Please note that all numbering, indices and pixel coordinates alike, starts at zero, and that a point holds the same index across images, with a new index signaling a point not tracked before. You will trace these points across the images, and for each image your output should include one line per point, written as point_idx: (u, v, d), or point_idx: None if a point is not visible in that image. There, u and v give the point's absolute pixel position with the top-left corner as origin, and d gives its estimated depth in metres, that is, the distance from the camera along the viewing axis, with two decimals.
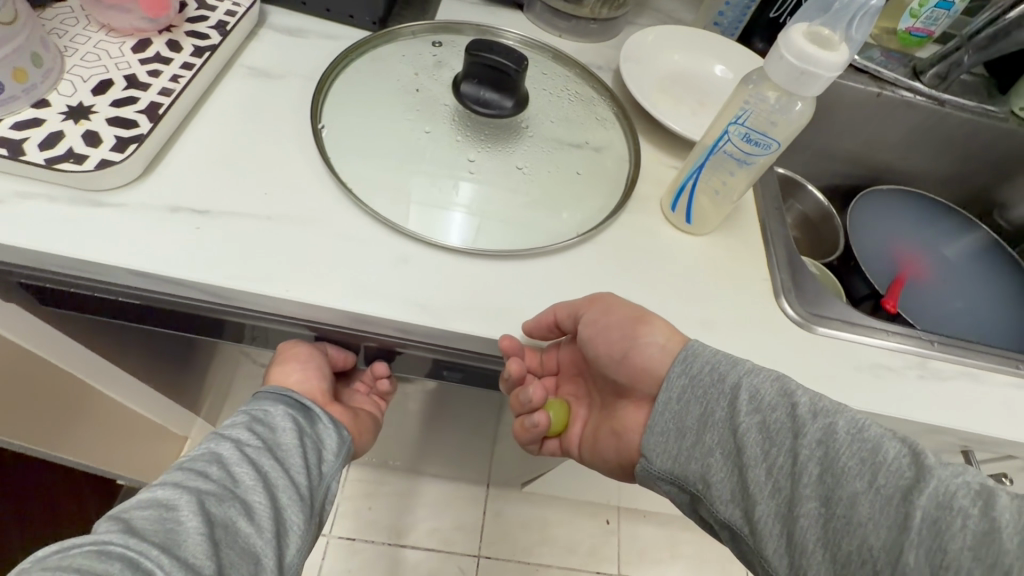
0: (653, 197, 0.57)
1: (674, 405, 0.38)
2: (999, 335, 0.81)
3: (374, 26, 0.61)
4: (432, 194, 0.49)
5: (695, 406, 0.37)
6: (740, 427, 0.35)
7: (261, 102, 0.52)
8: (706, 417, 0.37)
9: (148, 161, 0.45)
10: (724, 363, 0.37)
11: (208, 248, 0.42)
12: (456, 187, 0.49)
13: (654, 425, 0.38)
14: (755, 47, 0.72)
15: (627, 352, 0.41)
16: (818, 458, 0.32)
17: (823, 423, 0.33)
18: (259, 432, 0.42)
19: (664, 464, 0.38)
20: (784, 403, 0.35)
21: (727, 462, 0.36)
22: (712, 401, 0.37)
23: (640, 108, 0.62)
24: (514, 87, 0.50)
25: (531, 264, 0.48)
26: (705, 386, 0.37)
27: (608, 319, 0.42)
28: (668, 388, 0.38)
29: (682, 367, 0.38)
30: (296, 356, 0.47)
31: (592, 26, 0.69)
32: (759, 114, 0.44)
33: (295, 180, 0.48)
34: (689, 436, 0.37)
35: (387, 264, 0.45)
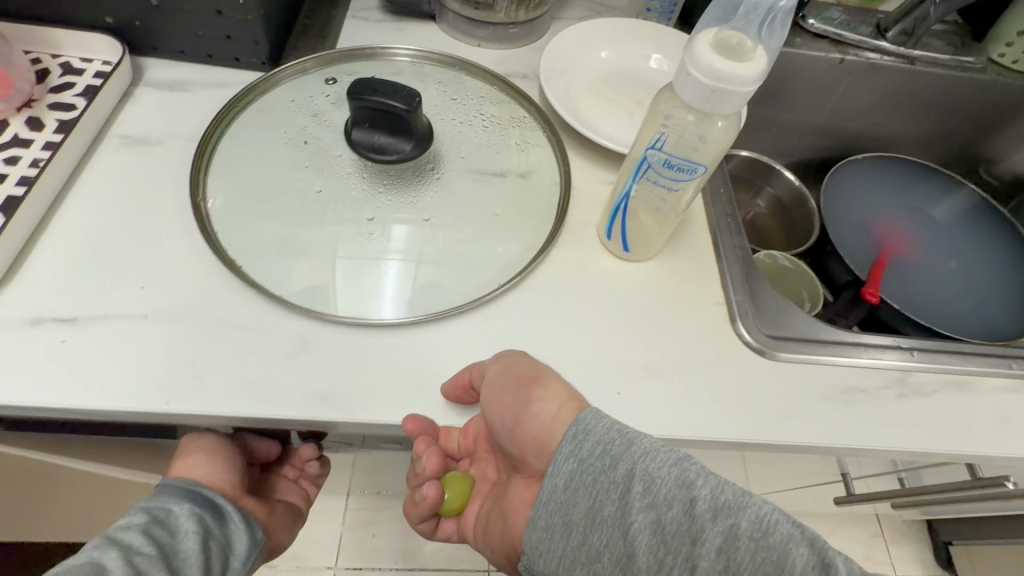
0: (589, 222, 0.51)
1: (560, 495, 0.32)
2: (997, 305, 0.75)
3: (265, 66, 0.55)
4: (358, 247, 0.44)
5: (584, 498, 0.32)
6: (631, 528, 0.30)
7: (138, 176, 0.47)
8: (594, 512, 0.31)
9: (5, 268, 0.40)
10: (617, 445, 0.32)
11: (76, 364, 0.38)
12: (388, 232, 0.45)
13: (538, 517, 0.33)
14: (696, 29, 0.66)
15: (518, 420, 0.38)
16: (716, 571, 0.28)
17: (725, 526, 0.28)
18: (156, 538, 0.38)
19: (550, 567, 0.33)
20: (682, 497, 0.29)
21: (616, 570, 0.31)
22: (603, 492, 0.31)
23: (569, 121, 0.56)
24: (409, 128, 0.44)
25: (451, 325, 0.43)
26: (595, 473, 0.32)
27: (496, 389, 0.38)
28: (555, 471, 0.33)
29: (571, 447, 0.32)
30: (201, 448, 0.45)
31: (512, 30, 0.62)
32: (675, 136, 0.39)
33: (177, 265, 0.43)
34: (575, 531, 0.32)
35: (284, 352, 0.40)
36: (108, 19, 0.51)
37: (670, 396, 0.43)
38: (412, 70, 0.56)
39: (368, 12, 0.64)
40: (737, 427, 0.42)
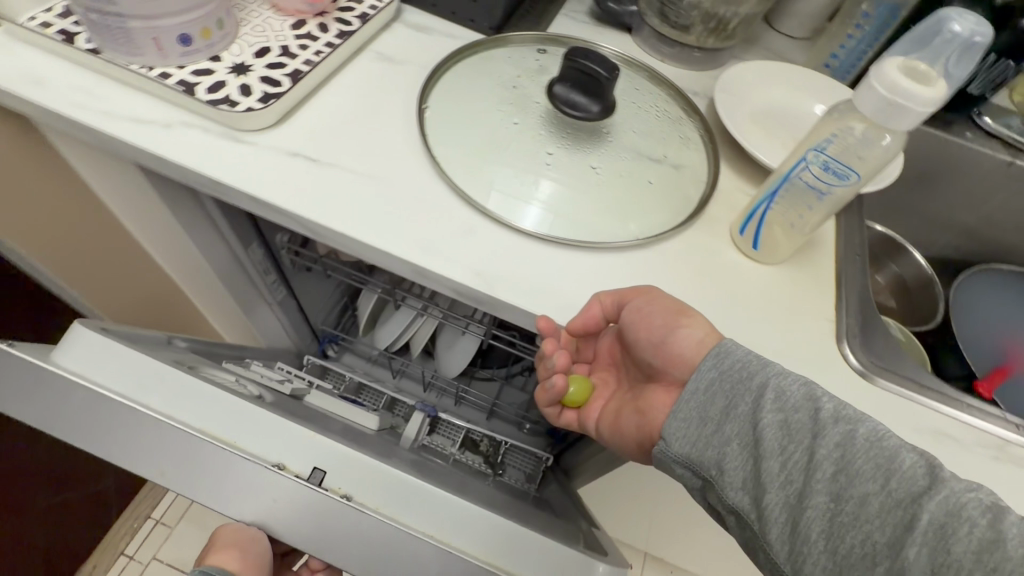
0: (723, 220, 0.57)
1: (698, 395, 0.38)
2: None
3: (491, 32, 0.68)
4: (515, 186, 0.53)
5: (720, 399, 0.38)
6: (762, 422, 0.35)
7: (381, 83, 0.60)
8: (729, 409, 0.37)
9: (282, 114, 0.54)
10: (754, 363, 0.38)
11: (312, 189, 0.50)
12: (536, 183, 0.53)
13: (678, 410, 0.39)
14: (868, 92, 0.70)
15: (664, 340, 0.43)
16: (833, 458, 0.32)
17: (846, 428, 0.33)
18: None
19: (683, 449, 0.38)
20: (809, 405, 0.35)
21: (744, 453, 0.36)
22: (738, 395, 0.37)
23: (728, 135, 0.62)
24: (603, 93, 0.53)
25: (587, 256, 0.51)
26: (735, 381, 0.37)
27: (648, 308, 0.44)
28: (698, 377, 0.39)
29: (714, 360, 0.39)
30: (236, 544, 0.51)
31: (695, 54, 0.70)
32: (844, 143, 0.43)
33: (393, 148, 0.54)
34: (710, 424, 0.38)
35: (456, 231, 0.50)
36: None
37: None
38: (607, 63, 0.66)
39: (577, 15, 0.75)
40: None
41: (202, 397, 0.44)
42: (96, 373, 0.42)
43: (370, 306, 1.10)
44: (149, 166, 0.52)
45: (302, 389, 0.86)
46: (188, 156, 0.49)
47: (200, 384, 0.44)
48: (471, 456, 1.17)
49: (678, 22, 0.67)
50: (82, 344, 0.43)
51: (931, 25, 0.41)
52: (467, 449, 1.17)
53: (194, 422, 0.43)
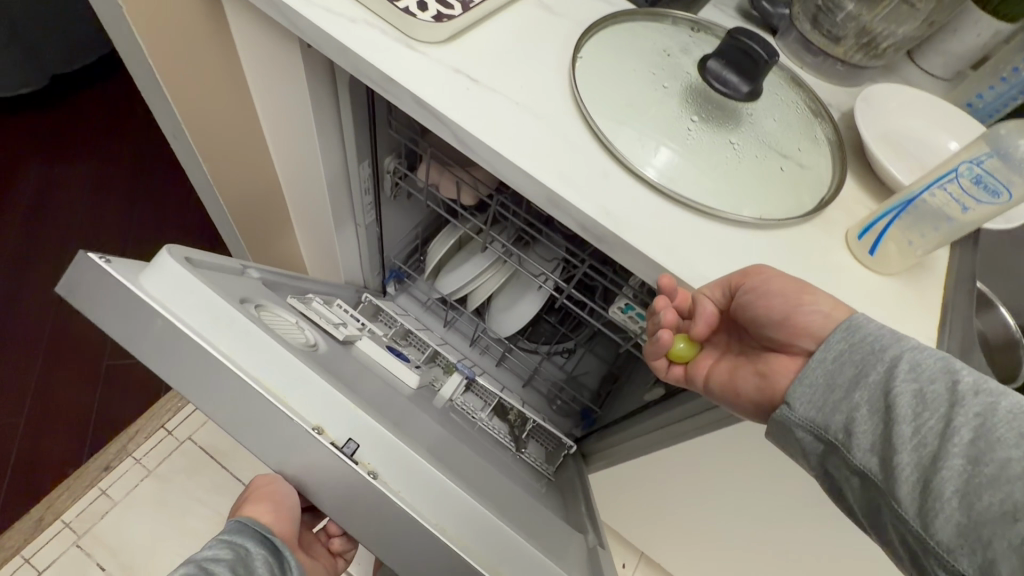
0: (841, 223, 0.57)
1: (828, 364, 0.45)
2: None
3: (645, 3, 0.69)
4: (647, 147, 0.56)
5: (851, 369, 0.44)
6: (894, 390, 0.41)
7: (539, 27, 0.63)
8: (859, 378, 0.43)
9: (450, 35, 0.56)
10: (889, 338, 0.43)
11: (469, 104, 0.53)
12: (656, 150, 0.56)
13: (805, 377, 0.46)
14: None
15: (786, 316, 0.48)
16: (972, 425, 0.36)
17: (987, 400, 0.37)
18: (233, 551, 0.50)
19: (807, 412, 0.45)
20: (946, 378, 0.39)
21: (873, 418, 0.42)
22: (869, 365, 0.43)
23: (859, 146, 0.63)
24: (756, 76, 0.55)
25: (705, 224, 0.53)
26: (865, 353, 0.43)
27: (771, 283, 0.48)
28: (825, 348, 0.45)
29: (843, 334, 0.45)
30: (270, 496, 0.61)
31: (838, 67, 0.70)
32: (1003, 161, 0.44)
33: (544, 87, 0.57)
34: (838, 392, 0.44)
35: (591, 171, 0.53)
36: None
37: None
38: None
39: (727, 8, 0.76)
40: None
41: (261, 347, 0.49)
42: (175, 304, 0.48)
43: (442, 251, 1.14)
44: (327, 55, 0.57)
45: (353, 335, 0.87)
46: (368, 53, 0.54)
47: (260, 334, 0.49)
48: (499, 425, 1.10)
49: (831, 32, 0.67)
50: (166, 273, 0.49)
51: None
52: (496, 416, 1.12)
53: (251, 369, 0.48)
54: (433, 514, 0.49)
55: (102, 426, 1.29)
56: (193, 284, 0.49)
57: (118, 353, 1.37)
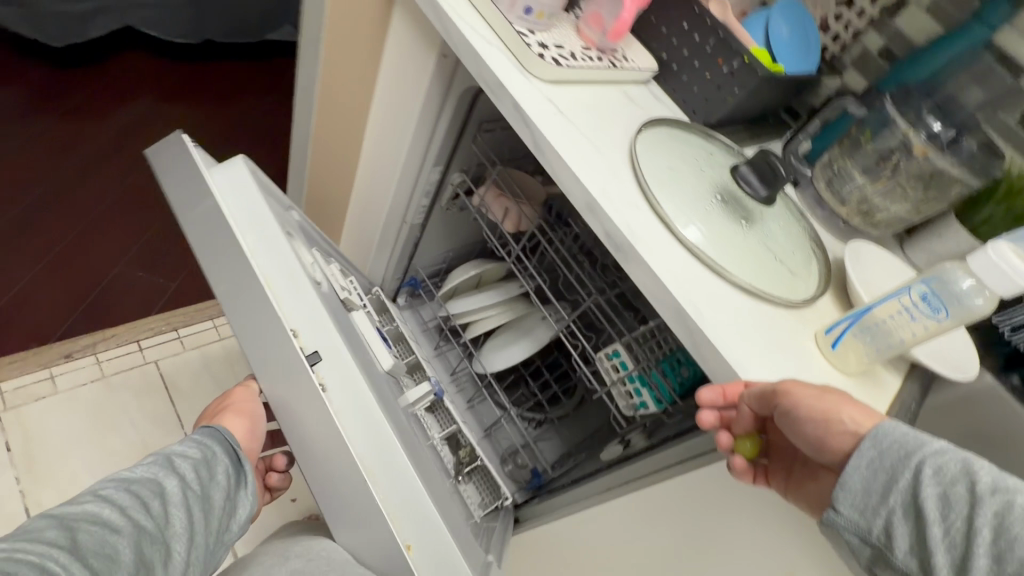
0: (815, 323, 0.67)
1: (864, 470, 0.43)
2: None
3: (703, 125, 0.86)
4: (675, 206, 0.68)
5: (881, 474, 0.42)
6: (921, 493, 0.40)
7: (619, 105, 0.80)
8: (890, 482, 0.42)
9: (555, 79, 0.73)
10: (912, 441, 0.42)
11: (551, 124, 0.68)
12: (685, 212, 0.68)
13: (842, 483, 0.44)
14: (1011, 379, 0.80)
15: (823, 440, 0.47)
16: (992, 524, 0.36)
17: (1004, 499, 0.36)
18: (201, 451, 0.53)
19: (849, 516, 0.43)
20: (966, 479, 0.39)
21: (908, 520, 0.40)
22: (896, 469, 0.41)
23: (844, 279, 0.74)
24: (775, 185, 0.68)
25: (704, 273, 0.63)
26: (893, 457, 0.42)
27: (805, 399, 0.50)
28: (857, 457, 0.44)
29: (870, 441, 0.43)
30: (246, 412, 0.63)
31: (840, 224, 0.85)
32: (947, 290, 0.54)
33: (610, 139, 0.72)
34: (874, 496, 0.42)
35: (628, 202, 0.65)
36: (662, 55, 0.88)
37: None
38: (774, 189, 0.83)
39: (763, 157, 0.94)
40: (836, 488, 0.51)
41: (276, 253, 0.62)
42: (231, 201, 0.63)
43: (464, 277, 1.24)
44: (460, 58, 0.73)
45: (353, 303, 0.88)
46: (492, 66, 0.70)
47: (281, 245, 0.63)
48: (447, 454, 1.06)
49: (839, 194, 0.83)
50: (237, 174, 0.65)
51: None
52: (448, 445, 1.08)
53: (262, 268, 0.61)
54: (352, 429, 0.56)
55: (86, 319, 1.34)
56: (246, 194, 0.64)
57: (137, 266, 1.45)
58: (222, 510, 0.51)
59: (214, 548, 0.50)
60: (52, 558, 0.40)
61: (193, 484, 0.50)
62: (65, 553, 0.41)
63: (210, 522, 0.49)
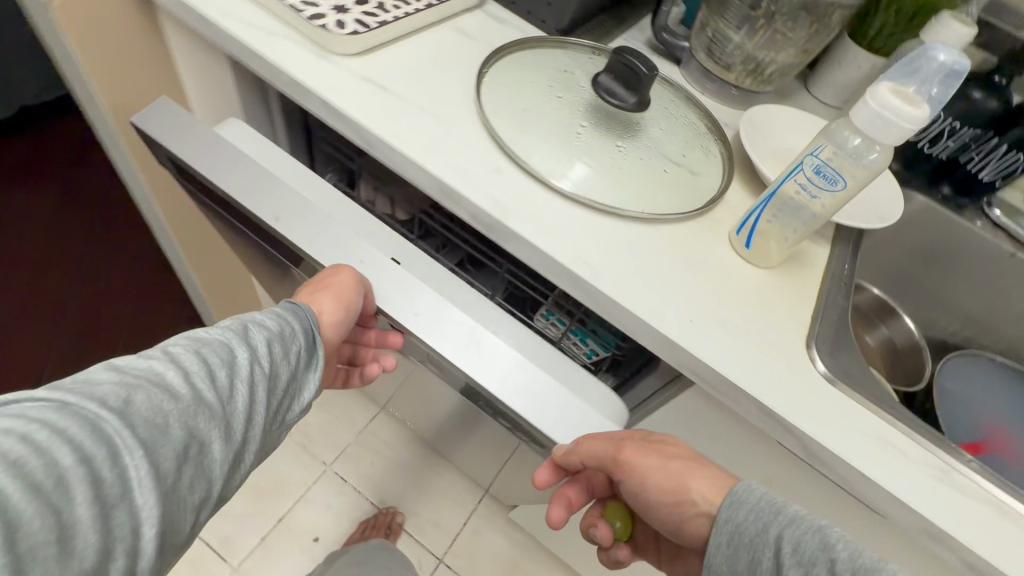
0: (727, 223, 0.61)
1: (725, 544, 0.44)
2: None
3: (557, 32, 0.76)
4: (540, 141, 0.60)
5: (745, 553, 0.42)
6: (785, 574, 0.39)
7: (452, 45, 0.69)
8: (754, 562, 0.41)
9: (364, 48, 0.62)
10: (768, 511, 0.43)
11: (370, 108, 0.57)
12: (559, 147, 0.60)
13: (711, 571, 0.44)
14: (941, 189, 0.80)
15: (679, 522, 0.50)
16: None
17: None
18: (278, 325, 0.46)
19: None
20: (824, 557, 0.38)
21: None
22: (757, 547, 0.41)
23: (746, 158, 0.68)
24: (641, 88, 0.60)
25: (592, 217, 0.56)
26: (751, 533, 0.42)
27: (650, 478, 0.52)
28: (717, 529, 0.44)
29: (728, 510, 0.45)
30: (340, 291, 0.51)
31: (733, 91, 0.77)
32: (837, 155, 0.48)
33: (450, 96, 0.62)
34: None
35: (487, 168, 0.56)
36: None
37: (736, 353, 0.50)
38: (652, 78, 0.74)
39: (637, 43, 0.85)
40: (780, 404, 0.48)
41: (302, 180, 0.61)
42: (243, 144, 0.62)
43: None
44: (247, 64, 0.61)
45: None
46: (283, 63, 0.58)
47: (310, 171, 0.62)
48: None
49: (721, 60, 0.75)
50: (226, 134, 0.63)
51: (922, 53, 0.45)
52: None
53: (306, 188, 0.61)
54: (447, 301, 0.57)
55: None
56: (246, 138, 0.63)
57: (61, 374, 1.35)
58: (283, 390, 0.45)
59: (270, 424, 0.45)
60: (103, 416, 0.33)
61: (264, 359, 0.43)
62: (113, 413, 0.33)
63: (273, 403, 0.44)
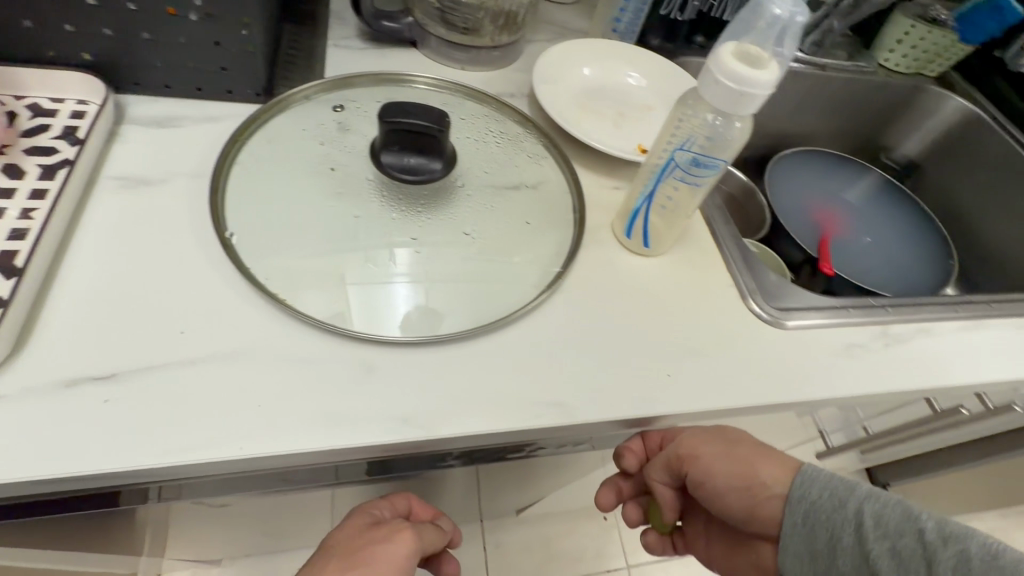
0: (604, 224, 0.55)
1: (800, 529, 0.44)
2: (900, 262, 0.88)
3: (262, 97, 0.53)
4: (376, 281, 0.43)
5: (822, 532, 0.42)
6: (871, 552, 0.39)
7: (143, 217, 0.44)
8: (835, 542, 0.41)
9: (17, 333, 0.36)
10: (843, 490, 0.43)
11: (123, 430, 0.35)
12: (397, 264, 0.45)
13: (788, 546, 0.44)
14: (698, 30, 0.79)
15: (750, 504, 0.47)
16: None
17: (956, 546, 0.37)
18: None
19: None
20: (910, 527, 0.39)
21: None
22: (839, 527, 0.41)
23: (563, 131, 0.60)
24: (441, 148, 0.46)
25: (499, 337, 0.44)
26: (829, 515, 0.42)
27: (710, 460, 0.48)
28: (794, 507, 0.44)
29: (802, 490, 0.44)
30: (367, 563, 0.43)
31: (494, 53, 0.65)
32: (701, 138, 0.44)
33: (216, 306, 0.41)
34: (822, 561, 0.42)
35: (351, 381, 0.40)
36: (85, 56, 0.48)
37: (713, 371, 0.47)
38: (412, 94, 0.57)
39: (353, 41, 0.65)
40: (779, 389, 0.47)
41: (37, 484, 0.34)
42: None
43: None
44: None
45: None
46: None
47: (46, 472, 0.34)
48: None
49: (466, 26, 0.62)
50: None
51: (756, 10, 0.41)
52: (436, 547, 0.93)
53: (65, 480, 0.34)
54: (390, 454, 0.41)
55: None
56: None
57: None
58: None
59: None
60: None
61: None
62: None
63: None
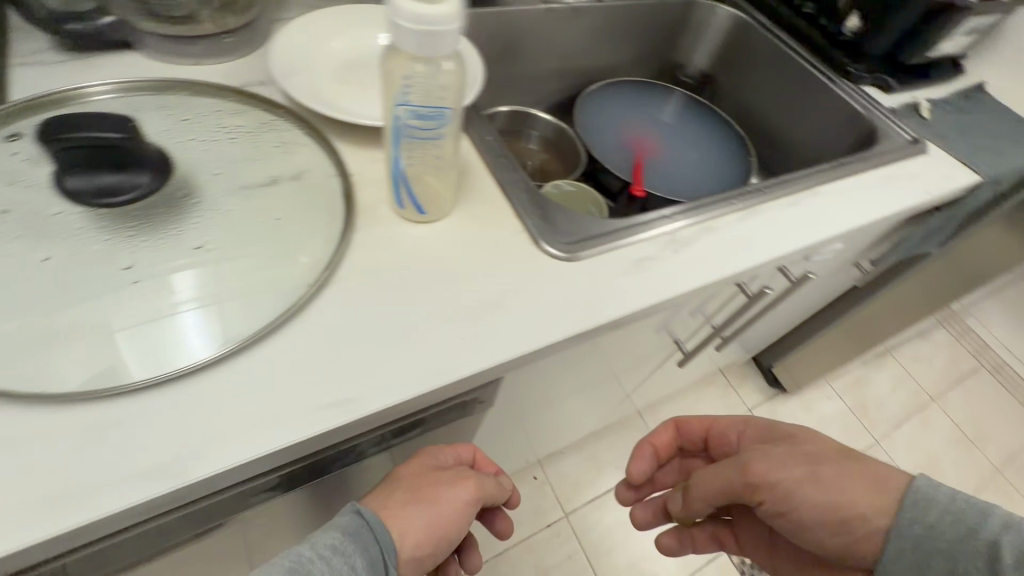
0: (379, 201, 0.51)
1: (913, 556, 0.44)
2: (709, 169, 0.94)
3: None
4: (97, 325, 0.39)
5: (941, 550, 0.43)
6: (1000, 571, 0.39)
7: None
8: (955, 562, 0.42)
9: None
10: (962, 514, 0.43)
11: None
12: (121, 300, 0.40)
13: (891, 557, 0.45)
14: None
15: (847, 546, 0.47)
16: None
17: None
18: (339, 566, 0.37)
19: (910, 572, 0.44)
20: None
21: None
22: (958, 542, 0.42)
23: (321, 114, 0.55)
24: (137, 160, 0.43)
25: (259, 351, 0.41)
26: (951, 535, 0.43)
27: (793, 490, 0.48)
28: (900, 530, 0.45)
29: (913, 512, 0.45)
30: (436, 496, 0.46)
31: (227, 39, 0.58)
32: (421, 88, 0.41)
33: None
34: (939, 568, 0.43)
35: (76, 450, 0.35)
36: None
37: (509, 320, 0.46)
38: (118, 106, 0.50)
39: (46, 56, 0.54)
40: (577, 321, 0.48)
41: None
42: None
43: None
44: None
45: None
46: None
47: None
48: None
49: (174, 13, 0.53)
50: None
51: None
52: None
53: None
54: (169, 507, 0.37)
55: None
56: None
57: None
58: None
59: None
60: None
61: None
62: None
63: None
